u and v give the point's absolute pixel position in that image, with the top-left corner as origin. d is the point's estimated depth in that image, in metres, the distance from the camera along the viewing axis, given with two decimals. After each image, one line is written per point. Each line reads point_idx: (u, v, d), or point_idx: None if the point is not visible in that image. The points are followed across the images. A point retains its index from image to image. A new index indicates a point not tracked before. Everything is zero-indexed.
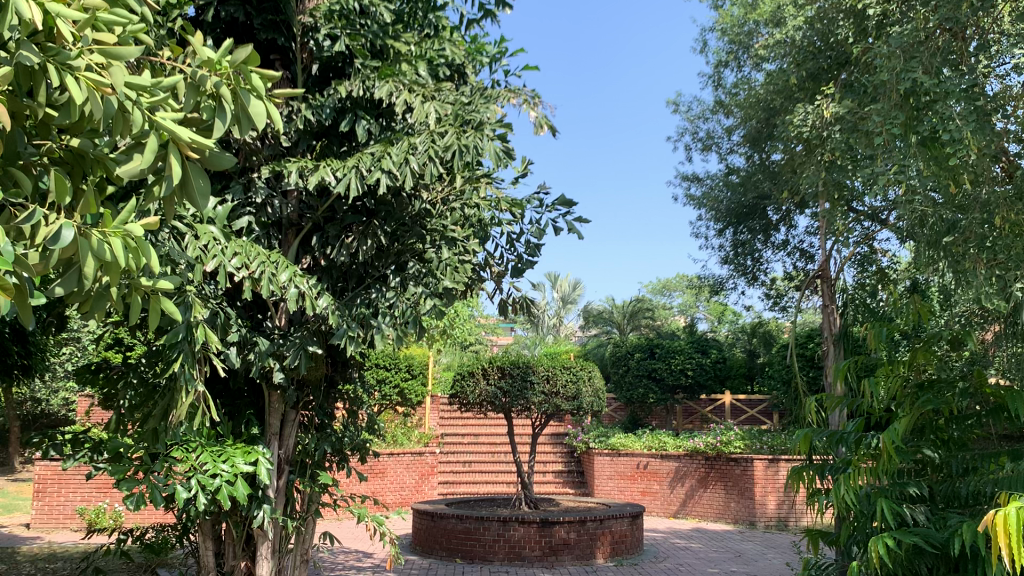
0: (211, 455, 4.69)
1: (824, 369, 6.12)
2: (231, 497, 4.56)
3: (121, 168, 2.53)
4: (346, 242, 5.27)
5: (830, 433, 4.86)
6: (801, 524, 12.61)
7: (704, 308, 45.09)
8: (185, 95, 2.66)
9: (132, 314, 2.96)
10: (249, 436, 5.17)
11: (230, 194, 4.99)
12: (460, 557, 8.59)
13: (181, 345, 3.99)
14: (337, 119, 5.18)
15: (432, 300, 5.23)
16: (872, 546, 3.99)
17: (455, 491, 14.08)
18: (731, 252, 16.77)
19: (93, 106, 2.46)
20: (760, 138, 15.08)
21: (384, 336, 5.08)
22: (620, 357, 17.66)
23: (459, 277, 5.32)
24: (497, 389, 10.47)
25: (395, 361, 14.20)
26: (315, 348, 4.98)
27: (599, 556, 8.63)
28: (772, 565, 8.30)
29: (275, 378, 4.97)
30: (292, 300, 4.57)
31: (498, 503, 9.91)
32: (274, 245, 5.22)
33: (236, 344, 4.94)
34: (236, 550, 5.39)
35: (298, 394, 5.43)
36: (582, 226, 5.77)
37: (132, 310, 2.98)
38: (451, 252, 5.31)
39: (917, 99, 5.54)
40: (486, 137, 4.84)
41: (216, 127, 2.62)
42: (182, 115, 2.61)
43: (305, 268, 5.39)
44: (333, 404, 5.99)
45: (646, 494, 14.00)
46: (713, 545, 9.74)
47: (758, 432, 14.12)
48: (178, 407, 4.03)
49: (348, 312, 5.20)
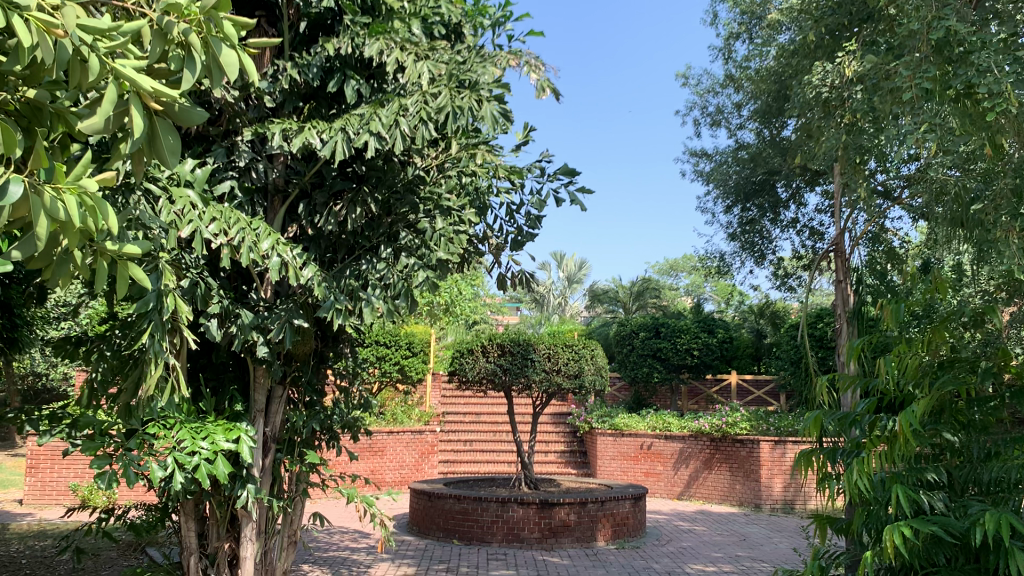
0: (190, 432, 4.49)
1: (837, 347, 5.83)
2: (210, 477, 4.35)
3: (79, 122, 2.23)
4: (334, 210, 5.00)
5: (844, 416, 4.61)
6: (808, 507, 12.37)
7: (710, 289, 44.73)
8: (151, 42, 2.36)
9: (97, 281, 2.62)
10: (232, 412, 4.94)
11: (211, 157, 4.73)
12: (458, 538, 8.38)
13: (152, 315, 3.75)
14: (326, 79, 4.89)
15: (425, 272, 4.96)
16: (887, 535, 3.74)
17: (456, 471, 13.87)
18: (739, 231, 16.44)
19: (43, 50, 2.14)
20: (771, 113, 14.74)
21: (374, 309, 4.83)
22: (625, 336, 17.41)
23: (454, 249, 5.00)
24: (497, 366, 10.26)
25: (396, 337, 13.97)
26: (302, 321, 4.73)
27: (600, 539, 8.41)
28: (778, 549, 8.07)
29: (259, 352, 4.72)
30: (274, 270, 4.31)
31: (498, 483, 9.71)
32: (259, 213, 4.96)
33: (218, 316, 4.71)
34: (220, 532, 5.18)
35: (284, 369, 5.19)
36: (585, 196, 5.51)
37: (96, 277, 2.64)
38: (445, 222, 5.03)
39: (950, 51, 5.05)
40: (483, 99, 4.57)
41: (186, 77, 2.32)
42: (147, 61, 2.30)
43: (292, 237, 5.11)
44: (323, 381, 5.76)
45: (650, 475, 13.80)
46: (718, 528, 9.51)
47: (764, 413, 13.87)
48: (148, 380, 3.78)
49: (337, 284, 4.94)
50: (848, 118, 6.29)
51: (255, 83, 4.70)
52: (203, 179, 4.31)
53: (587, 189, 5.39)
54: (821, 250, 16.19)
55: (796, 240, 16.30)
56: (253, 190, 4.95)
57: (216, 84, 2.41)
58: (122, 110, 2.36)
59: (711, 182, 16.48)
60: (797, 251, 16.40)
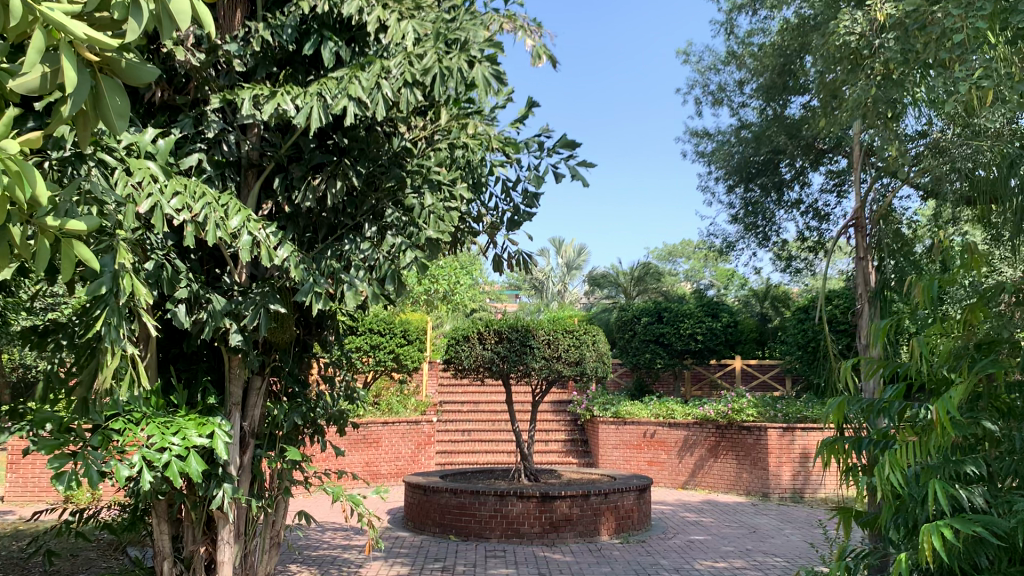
0: (159, 427, 4.05)
1: (858, 329, 5.44)
2: (181, 477, 3.92)
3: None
4: (313, 183, 4.60)
5: (871, 402, 4.22)
6: (817, 495, 12.03)
7: (710, 273, 44.36)
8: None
9: (35, 263, 2.09)
10: (205, 406, 4.55)
11: (177, 127, 4.32)
12: (455, 533, 8.03)
13: (106, 299, 3.30)
14: (301, 42, 4.46)
15: (412, 252, 4.57)
16: (926, 537, 3.35)
17: (454, 461, 13.51)
18: (742, 212, 16.03)
19: None
20: (776, 90, 14.40)
21: (357, 292, 4.43)
22: (626, 321, 17.02)
23: (445, 227, 4.63)
24: (494, 353, 9.88)
25: (391, 325, 13.57)
26: (279, 306, 4.36)
27: (603, 533, 8.05)
28: (791, 542, 7.72)
29: (232, 341, 4.34)
30: (245, 250, 3.90)
31: (497, 475, 9.35)
32: (231, 190, 4.55)
33: (186, 301, 4.32)
34: (195, 534, 4.80)
35: (263, 358, 4.79)
36: (588, 171, 5.11)
37: (35, 258, 2.11)
38: (434, 198, 4.64)
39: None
40: (474, 60, 4.16)
41: (133, 30, 1.83)
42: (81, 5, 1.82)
43: (268, 216, 4.70)
44: (306, 370, 5.37)
45: (653, 464, 13.45)
46: (726, 519, 9.17)
47: (771, 399, 13.49)
48: (103, 372, 3.34)
49: (317, 266, 4.55)
50: (880, 70, 5.91)
51: (224, 47, 4.27)
52: (166, 150, 3.89)
53: (589, 163, 5.00)
54: (826, 232, 15.80)
55: (801, 222, 15.90)
56: (225, 164, 4.54)
57: (167, 37, 1.91)
58: (55, 68, 1.87)
59: (713, 162, 16.06)
60: (802, 233, 16.00)
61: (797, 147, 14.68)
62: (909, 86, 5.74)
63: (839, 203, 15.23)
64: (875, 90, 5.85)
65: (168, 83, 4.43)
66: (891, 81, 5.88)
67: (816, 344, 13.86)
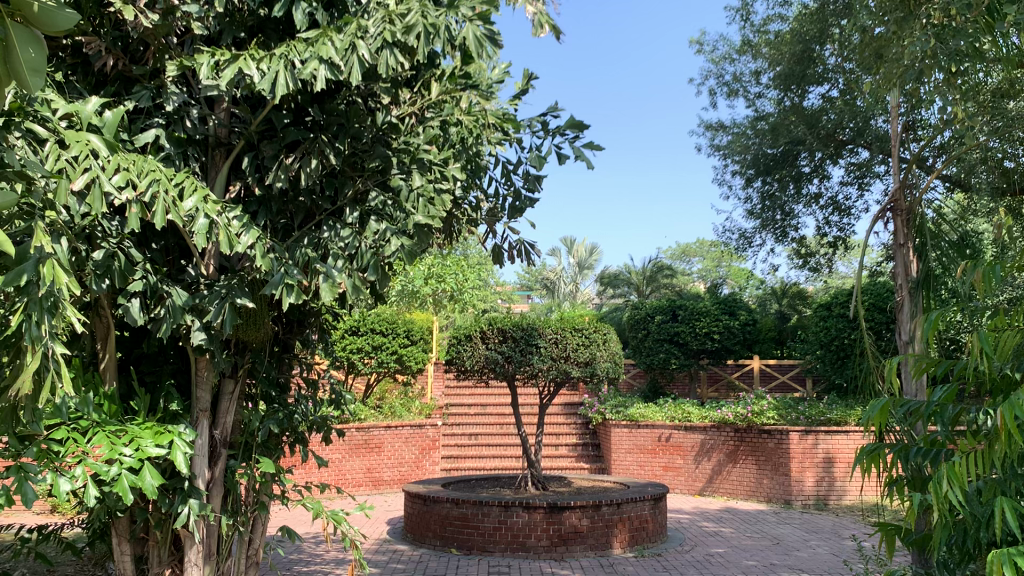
0: (108, 436, 3.52)
1: (900, 322, 4.89)
2: (132, 494, 3.37)
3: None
4: (285, 163, 4.10)
5: (921, 405, 3.64)
6: (842, 502, 11.45)
7: (725, 272, 43.80)
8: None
9: None
10: (169, 413, 4.06)
11: (131, 99, 3.83)
12: (457, 547, 7.53)
13: (27, 289, 2.78)
14: (271, 4, 3.97)
15: (398, 239, 4.05)
16: (997, 568, 2.78)
17: (460, 467, 13.02)
18: (759, 206, 15.38)
19: None
20: (793, 79, 14.05)
21: (334, 284, 3.89)
22: (639, 320, 16.47)
23: (435, 211, 4.15)
24: (498, 354, 9.38)
25: (394, 325, 13.07)
26: (247, 300, 3.88)
27: (616, 546, 7.53)
28: (819, 556, 7.18)
29: (195, 340, 3.85)
30: (201, 235, 3.38)
31: (502, 482, 8.86)
32: (194, 170, 4.06)
33: (141, 295, 3.85)
34: (161, 556, 4.31)
35: (234, 359, 4.32)
36: (596, 153, 4.57)
37: None
38: (423, 178, 4.18)
39: None
40: (464, 18, 3.65)
41: None
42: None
43: (237, 200, 4.20)
44: (286, 372, 4.89)
45: (668, 469, 12.93)
46: (747, 529, 8.62)
47: (793, 400, 12.92)
48: (23, 375, 2.80)
49: (291, 256, 4.03)
50: (938, 15, 5.51)
51: (182, 6, 3.78)
52: (115, 122, 3.38)
53: (600, 144, 4.46)
54: (846, 227, 15.22)
55: (821, 216, 15.30)
56: (188, 141, 4.05)
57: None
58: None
59: (728, 155, 15.48)
60: (821, 227, 15.40)
61: (816, 137, 14.12)
62: (959, 48, 5.24)
63: (860, 196, 14.65)
64: (927, 48, 5.22)
65: (123, 50, 3.94)
66: (940, 40, 5.26)
67: (840, 342, 13.21)
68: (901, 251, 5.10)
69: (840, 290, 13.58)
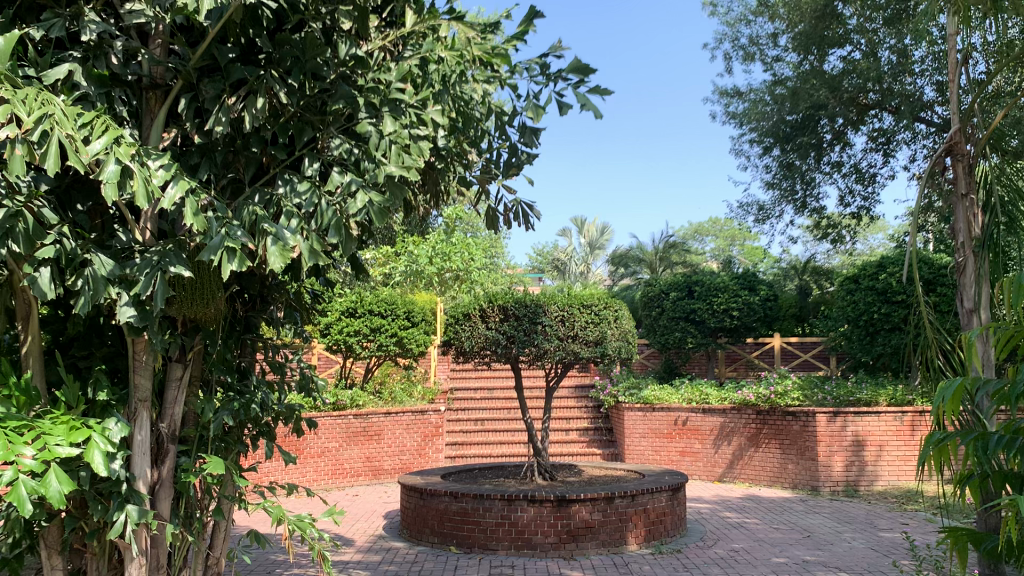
0: (5, 433, 2.83)
1: (966, 284, 4.13)
2: (31, 505, 2.70)
3: None
4: (228, 104, 3.43)
5: (1007, 387, 2.90)
6: (873, 488, 10.76)
7: (739, 251, 43.00)
8: None
9: None
10: (101, 405, 3.43)
11: (38, 27, 3.17)
12: (456, 544, 6.94)
13: None
14: None
15: (365, 194, 3.36)
16: None
17: (465, 454, 12.46)
18: (778, 176, 14.56)
19: None
20: (814, 40, 13.30)
21: (286, 248, 3.19)
22: (653, 298, 15.79)
23: (410, 160, 3.49)
24: (499, 333, 8.75)
25: (394, 306, 12.44)
26: (184, 269, 3.23)
27: (631, 542, 6.89)
28: (855, 551, 6.53)
29: (122, 317, 3.21)
30: (110, 185, 2.72)
31: (507, 472, 8.26)
32: (121, 115, 3.39)
33: (56, 264, 3.21)
34: (100, 570, 3.71)
35: (180, 340, 3.69)
36: (605, 98, 3.86)
37: None
38: (396, 122, 3.50)
39: None
40: None
41: None
42: None
43: (174, 151, 3.52)
44: (248, 356, 4.26)
45: (686, 454, 12.29)
46: (774, 520, 7.97)
47: (819, 380, 12.24)
48: None
49: (237, 217, 3.34)
50: None
51: None
52: (7, 49, 2.67)
53: (609, 90, 3.77)
54: (871, 194, 14.45)
55: (843, 185, 14.53)
56: (113, 81, 3.39)
57: None
58: None
59: (745, 123, 14.68)
60: (844, 197, 14.65)
61: (840, 100, 13.30)
62: None
63: (885, 162, 13.91)
64: None
65: None
66: None
67: (869, 317, 12.44)
68: (963, 205, 4.22)
69: (868, 262, 12.77)
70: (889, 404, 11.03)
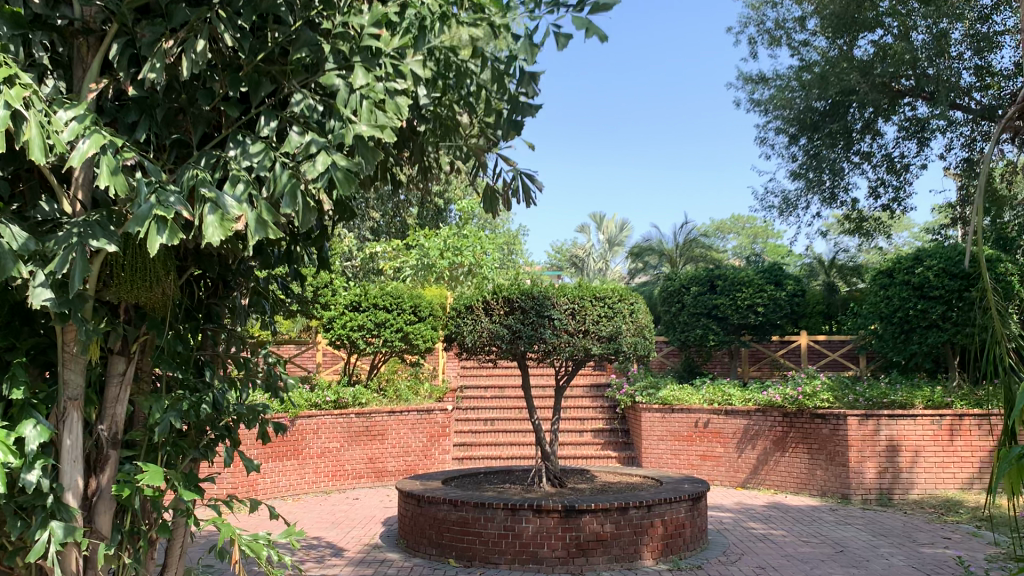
0: None
1: None
2: None
3: None
4: (166, 50, 2.89)
5: None
6: (909, 497, 10.11)
7: (761, 248, 42.19)
8: None
9: None
10: (19, 405, 2.91)
11: None
12: (455, 556, 6.42)
13: None
14: None
15: (328, 157, 2.82)
16: None
17: (473, 456, 11.95)
18: (804, 166, 13.86)
19: None
20: (845, 22, 12.63)
21: (228, 218, 2.66)
22: (673, 293, 15.23)
23: (384, 118, 2.94)
24: (503, 328, 8.22)
25: (400, 300, 11.95)
26: (110, 244, 2.71)
27: (647, 556, 6.33)
28: (895, 571, 5.93)
29: (37, 301, 2.70)
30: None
31: (514, 477, 7.72)
32: (43, 64, 2.87)
33: None
34: None
35: (122, 329, 3.17)
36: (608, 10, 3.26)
37: None
38: (369, 74, 2.95)
39: None
40: None
41: None
42: None
43: (112, 107, 3.00)
44: (209, 349, 3.75)
45: (707, 459, 11.70)
46: (804, 531, 7.38)
47: (850, 381, 11.59)
48: None
49: (176, 182, 2.81)
50: None
51: None
52: None
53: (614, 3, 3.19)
54: (902, 186, 13.79)
55: (873, 176, 13.84)
56: (34, 23, 2.86)
57: None
58: None
59: (770, 110, 14.04)
60: (874, 189, 13.97)
61: (870, 86, 12.61)
62: None
63: (919, 152, 13.20)
64: None
65: None
66: None
67: (905, 314, 11.77)
68: None
69: (901, 255, 12.10)
70: (925, 407, 10.37)
